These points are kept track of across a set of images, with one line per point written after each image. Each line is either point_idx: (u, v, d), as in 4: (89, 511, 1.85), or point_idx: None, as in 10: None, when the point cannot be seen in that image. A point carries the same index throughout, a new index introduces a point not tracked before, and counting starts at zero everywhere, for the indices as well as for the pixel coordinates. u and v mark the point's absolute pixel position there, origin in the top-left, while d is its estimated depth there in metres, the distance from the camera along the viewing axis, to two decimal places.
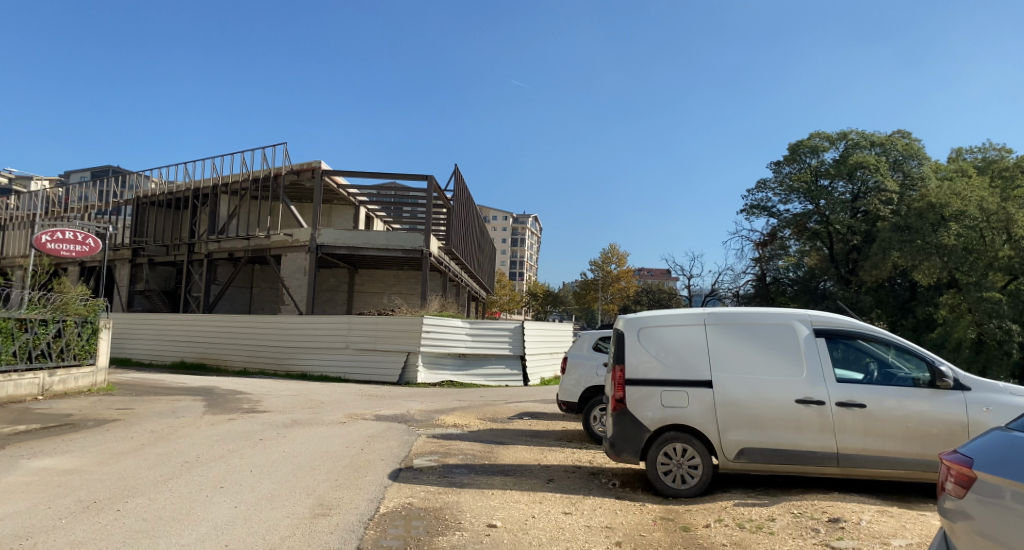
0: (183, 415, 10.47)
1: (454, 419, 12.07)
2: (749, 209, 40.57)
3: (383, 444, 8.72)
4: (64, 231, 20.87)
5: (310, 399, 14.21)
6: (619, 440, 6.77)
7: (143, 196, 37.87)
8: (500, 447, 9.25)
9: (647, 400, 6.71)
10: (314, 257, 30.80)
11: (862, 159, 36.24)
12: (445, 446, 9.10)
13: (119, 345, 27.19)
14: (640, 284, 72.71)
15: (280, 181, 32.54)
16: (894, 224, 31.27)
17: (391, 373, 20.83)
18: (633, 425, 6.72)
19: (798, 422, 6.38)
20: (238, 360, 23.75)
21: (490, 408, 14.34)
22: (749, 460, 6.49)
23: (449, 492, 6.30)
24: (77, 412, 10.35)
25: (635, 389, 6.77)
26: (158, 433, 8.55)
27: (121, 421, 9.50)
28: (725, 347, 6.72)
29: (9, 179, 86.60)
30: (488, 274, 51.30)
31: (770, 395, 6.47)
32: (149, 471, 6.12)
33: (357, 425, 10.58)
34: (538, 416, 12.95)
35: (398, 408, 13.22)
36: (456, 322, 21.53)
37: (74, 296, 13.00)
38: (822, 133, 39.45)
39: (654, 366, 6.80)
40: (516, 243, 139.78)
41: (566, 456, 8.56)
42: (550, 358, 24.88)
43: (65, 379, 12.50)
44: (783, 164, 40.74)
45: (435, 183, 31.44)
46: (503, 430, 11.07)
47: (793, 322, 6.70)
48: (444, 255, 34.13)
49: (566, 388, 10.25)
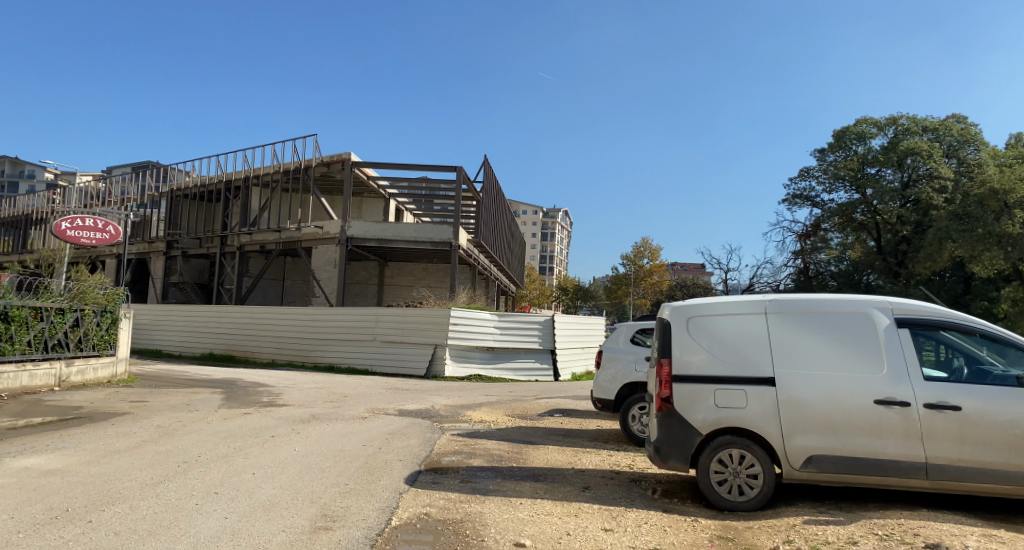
0: (196, 409, 9.97)
1: (481, 416, 11.34)
2: (790, 199, 38.83)
3: (402, 443, 8.03)
4: (83, 219, 20.89)
5: (333, 392, 13.65)
6: (665, 444, 5.95)
7: (177, 189, 38.23)
8: (531, 447, 8.46)
9: (698, 400, 5.86)
10: (345, 249, 30.28)
11: (914, 145, 34.10)
12: (470, 446, 8.35)
13: (150, 336, 27.35)
14: (672, 278, 71.02)
15: (310, 172, 32.26)
16: (952, 212, 29.51)
17: (418, 367, 20.24)
18: (682, 427, 5.89)
19: (878, 427, 5.43)
20: (267, 352, 23.49)
21: (519, 404, 13.54)
22: (818, 469, 5.56)
23: (472, 500, 5.57)
24: (88, 404, 9.93)
25: (684, 386, 5.92)
26: (164, 428, 8.04)
27: (130, 415, 9.03)
28: (788, 339, 5.81)
29: (56, 177, 89.59)
30: (518, 268, 50.60)
31: (844, 395, 5.53)
32: (139, 474, 5.52)
33: (378, 421, 9.93)
34: (571, 413, 12.13)
35: (422, 403, 12.56)
36: (485, 314, 20.75)
37: (93, 285, 12.75)
38: (869, 119, 37.37)
39: (705, 360, 5.93)
40: (547, 238, 138.85)
41: (602, 460, 7.75)
42: (582, 353, 24.03)
43: (84, 369, 12.22)
44: (828, 152, 38.84)
45: (464, 174, 30.74)
46: (534, 428, 10.29)
47: (871, 311, 5.76)
48: (473, 248, 33.49)
49: (601, 385, 9.42)
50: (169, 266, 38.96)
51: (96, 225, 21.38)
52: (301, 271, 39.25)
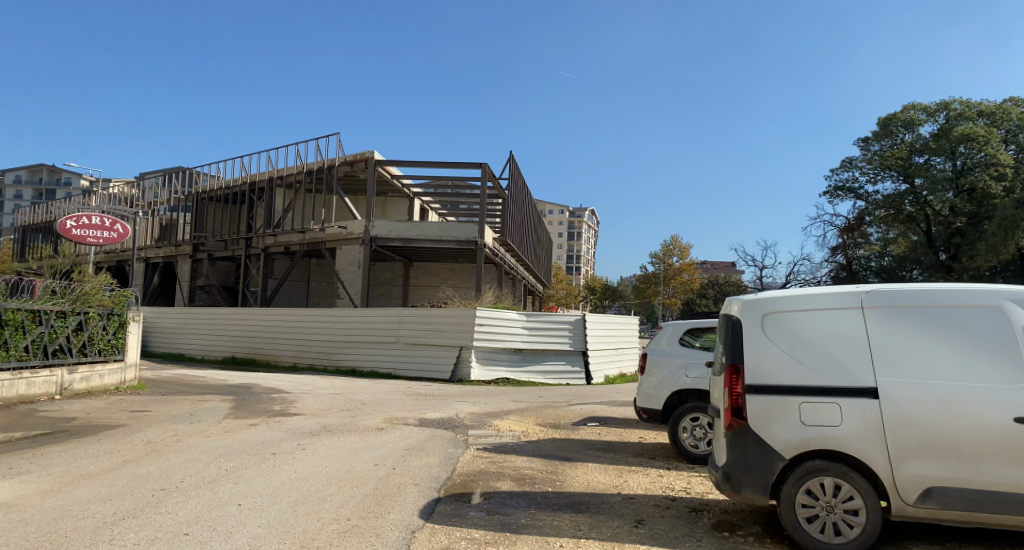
0: (199, 420, 9.15)
1: (510, 426, 10.28)
2: (832, 191, 36.86)
3: (419, 461, 7.02)
4: (90, 217, 20.52)
5: (350, 398, 12.79)
6: (738, 470, 4.80)
7: (202, 192, 38.13)
8: (567, 466, 7.37)
9: (779, 417, 4.70)
10: (369, 249, 29.54)
11: (970, 130, 31.81)
12: (497, 464, 7.30)
13: (174, 340, 27.01)
14: (704, 276, 69.09)
15: (334, 172, 31.63)
16: (1016, 200, 27.41)
17: (443, 370, 19.32)
18: (758, 449, 4.75)
19: (1020, 451, 4.22)
20: (288, 355, 22.87)
21: (550, 411, 12.43)
22: (940, 506, 4.35)
23: (499, 542, 4.51)
24: (84, 415, 9.16)
25: (761, 398, 4.77)
26: (156, 444, 7.18)
27: (123, 427, 8.22)
28: (892, 340, 4.63)
29: (90, 183, 91.38)
30: (545, 267, 49.48)
31: (972, 412, 4.32)
32: (102, 508, 4.60)
33: (395, 432, 8.96)
34: (608, 422, 11.00)
35: (446, 411, 11.57)
36: (513, 314, 19.72)
37: (98, 286, 12.11)
38: (918, 105, 35.13)
39: (788, 367, 4.76)
40: (573, 238, 137.40)
41: (651, 482, 6.63)
42: (615, 355, 22.84)
43: (89, 376, 11.61)
44: (872, 141, 36.66)
45: (489, 171, 29.77)
46: (568, 440, 9.20)
47: (1003, 303, 4.53)
48: (499, 247, 32.52)
49: (646, 393, 8.33)
50: (195, 269, 38.86)
51: (103, 223, 21.03)
52: (326, 273, 38.77)
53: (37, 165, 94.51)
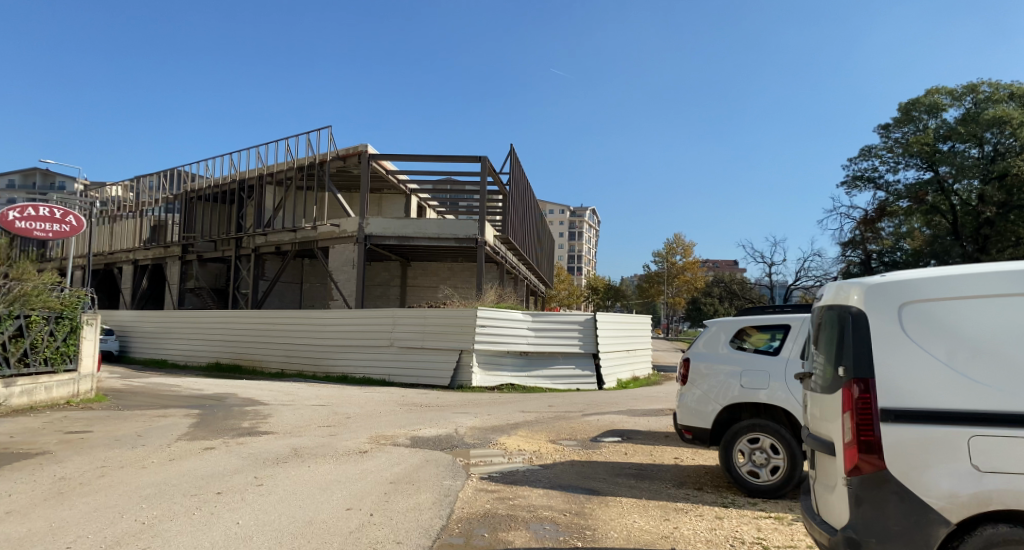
0: (144, 443, 7.60)
1: (517, 444, 8.67)
2: (849, 181, 35.14)
3: (406, 502, 5.42)
4: (37, 208, 19.22)
5: (335, 412, 11.21)
6: (872, 536, 3.18)
7: (190, 191, 36.53)
8: (594, 503, 5.78)
9: (938, 459, 3.12)
10: (363, 248, 27.92)
11: (1002, 114, 30.12)
12: (507, 502, 5.69)
13: (156, 345, 25.51)
14: (708, 274, 67.20)
15: (325, 167, 29.94)
16: None
17: (442, 376, 17.77)
18: (906, 508, 3.13)
19: None
20: (275, 361, 21.30)
21: (563, 424, 10.85)
22: None
23: None
24: (6, 438, 7.62)
25: (907, 429, 3.17)
26: (66, 481, 5.59)
27: (42, 456, 6.66)
28: None
29: (83, 187, 89.28)
30: (547, 266, 47.81)
31: None
32: None
33: (379, 457, 7.36)
34: (633, 438, 9.40)
35: (443, 426, 9.99)
36: (516, 314, 18.11)
37: (42, 285, 10.63)
38: (942, 89, 33.34)
39: (947, 385, 3.17)
40: (574, 238, 135.88)
41: (710, 530, 4.99)
42: (628, 356, 21.29)
43: (31, 389, 10.14)
44: (893, 128, 34.95)
45: (489, 165, 28.10)
46: (591, 462, 7.63)
47: None
48: (501, 245, 30.89)
49: (688, 407, 6.75)
50: (184, 271, 37.41)
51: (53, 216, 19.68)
52: (320, 273, 37.12)
53: (30, 169, 93.47)
